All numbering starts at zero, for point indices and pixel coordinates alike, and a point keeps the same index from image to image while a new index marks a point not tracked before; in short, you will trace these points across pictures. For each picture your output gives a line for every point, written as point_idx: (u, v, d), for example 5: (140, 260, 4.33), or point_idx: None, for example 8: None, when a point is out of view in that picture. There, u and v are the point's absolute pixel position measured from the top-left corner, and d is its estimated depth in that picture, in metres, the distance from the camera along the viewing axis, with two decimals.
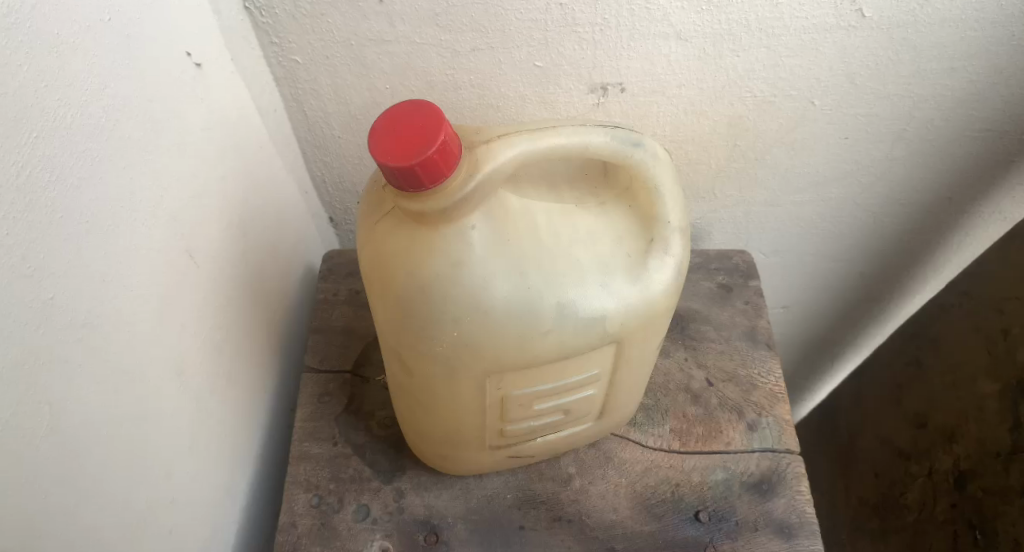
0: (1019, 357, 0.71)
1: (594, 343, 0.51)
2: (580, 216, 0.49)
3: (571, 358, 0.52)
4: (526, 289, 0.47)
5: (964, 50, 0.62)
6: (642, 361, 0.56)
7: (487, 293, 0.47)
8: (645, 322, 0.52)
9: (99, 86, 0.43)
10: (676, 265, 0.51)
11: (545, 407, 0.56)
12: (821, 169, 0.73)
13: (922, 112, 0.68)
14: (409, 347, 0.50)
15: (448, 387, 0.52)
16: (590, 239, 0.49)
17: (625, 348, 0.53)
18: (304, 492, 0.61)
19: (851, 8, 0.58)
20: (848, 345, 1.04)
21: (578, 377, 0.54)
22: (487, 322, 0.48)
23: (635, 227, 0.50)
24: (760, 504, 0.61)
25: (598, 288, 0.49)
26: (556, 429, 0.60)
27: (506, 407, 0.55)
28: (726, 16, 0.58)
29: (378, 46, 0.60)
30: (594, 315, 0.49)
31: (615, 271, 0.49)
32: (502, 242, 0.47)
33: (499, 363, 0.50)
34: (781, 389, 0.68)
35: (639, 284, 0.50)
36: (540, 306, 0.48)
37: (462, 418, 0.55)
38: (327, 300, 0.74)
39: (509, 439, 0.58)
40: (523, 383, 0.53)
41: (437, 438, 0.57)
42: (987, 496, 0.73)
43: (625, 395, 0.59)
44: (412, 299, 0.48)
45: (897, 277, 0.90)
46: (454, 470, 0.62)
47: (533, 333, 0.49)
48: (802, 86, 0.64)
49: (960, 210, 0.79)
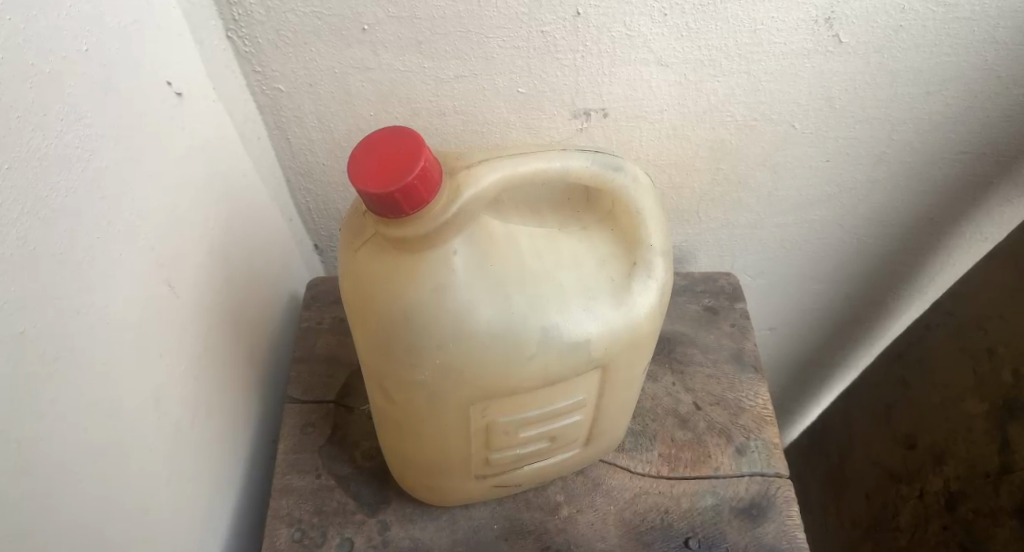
0: (1004, 376, 0.71)
1: (581, 368, 0.51)
2: (563, 239, 0.49)
3: (559, 385, 0.51)
4: (511, 312, 0.47)
5: (939, 75, 0.63)
6: (631, 386, 0.56)
7: (469, 318, 0.47)
8: (630, 345, 0.51)
9: (73, 116, 0.43)
10: (660, 286, 0.51)
11: (532, 433, 0.55)
12: (804, 191, 0.74)
13: (900, 135, 0.68)
14: (392, 373, 0.49)
15: (432, 414, 0.51)
16: (574, 263, 0.49)
17: (612, 376, 0.53)
18: (287, 526, 0.60)
19: (829, 33, 0.59)
20: (835, 367, 1.04)
21: (563, 403, 0.54)
22: (470, 347, 0.47)
23: (619, 250, 0.50)
24: (750, 529, 0.60)
25: (582, 310, 0.48)
26: (543, 456, 0.59)
27: (492, 434, 0.54)
28: (705, 42, 0.59)
29: (361, 73, 0.60)
30: (578, 338, 0.49)
31: (602, 296, 0.49)
32: (484, 266, 0.47)
33: (485, 389, 0.50)
34: (769, 412, 0.67)
35: (623, 306, 0.49)
36: (524, 330, 0.48)
37: (447, 445, 0.54)
38: (311, 329, 0.73)
39: (495, 466, 0.58)
40: (510, 409, 0.52)
41: (423, 466, 0.56)
42: (979, 517, 0.72)
43: (613, 420, 0.59)
44: (394, 322, 0.47)
45: (882, 300, 0.90)
46: (439, 500, 0.61)
47: (518, 357, 0.48)
48: (784, 110, 0.65)
49: (941, 231, 0.79)
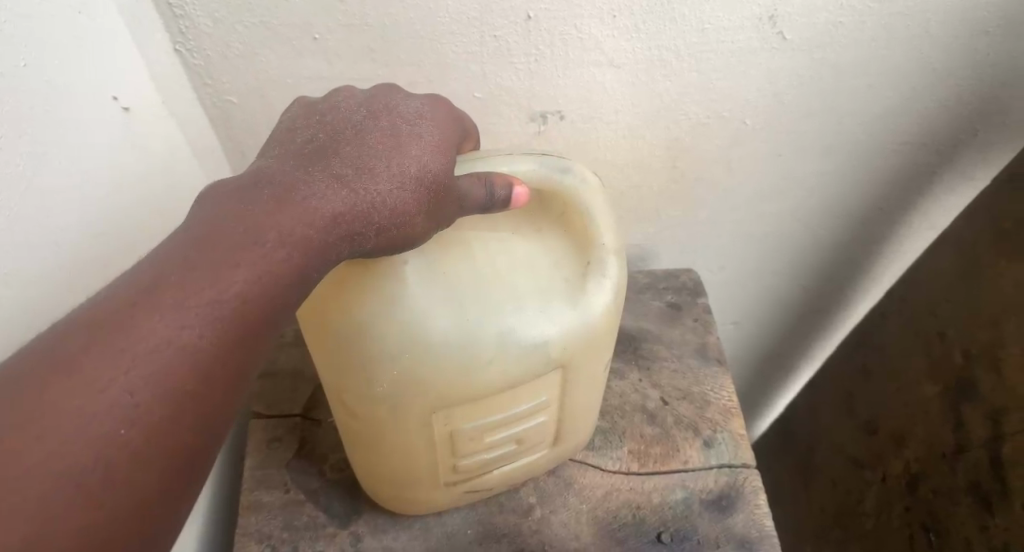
0: (955, 358, 0.73)
1: (539, 372, 0.51)
2: (517, 245, 0.50)
3: (519, 389, 0.52)
4: (465, 319, 0.47)
5: (880, 68, 0.65)
6: (593, 385, 0.56)
7: (424, 328, 0.47)
8: (588, 344, 0.52)
9: (16, 134, 0.41)
10: (614, 285, 0.51)
11: (498, 438, 0.56)
12: (758, 186, 0.75)
13: (847, 128, 0.70)
14: (352, 387, 0.49)
15: (395, 426, 0.51)
16: (526, 267, 0.49)
17: (571, 377, 0.54)
18: (256, 543, 0.59)
19: (773, 30, 0.60)
20: (797, 358, 1.07)
21: (528, 405, 0.54)
22: (427, 357, 0.47)
23: (571, 251, 0.51)
24: (720, 520, 0.61)
25: (537, 313, 0.49)
26: (512, 459, 0.59)
27: (458, 442, 0.54)
28: (656, 42, 0.60)
29: (314, 83, 0.60)
30: (536, 340, 0.49)
31: (556, 299, 0.50)
32: (438, 276, 0.47)
33: (443, 397, 0.50)
34: (734, 404, 0.68)
35: (578, 306, 0.50)
36: (479, 336, 0.48)
37: (415, 455, 0.54)
38: (274, 344, 0.72)
39: (462, 473, 0.57)
40: (473, 415, 0.53)
41: (392, 479, 0.56)
42: (938, 497, 0.74)
43: (580, 418, 0.59)
44: (350, 335, 0.47)
45: (839, 290, 0.93)
46: (408, 510, 0.60)
47: (477, 363, 0.48)
48: (734, 107, 0.66)
49: (891, 220, 0.82)
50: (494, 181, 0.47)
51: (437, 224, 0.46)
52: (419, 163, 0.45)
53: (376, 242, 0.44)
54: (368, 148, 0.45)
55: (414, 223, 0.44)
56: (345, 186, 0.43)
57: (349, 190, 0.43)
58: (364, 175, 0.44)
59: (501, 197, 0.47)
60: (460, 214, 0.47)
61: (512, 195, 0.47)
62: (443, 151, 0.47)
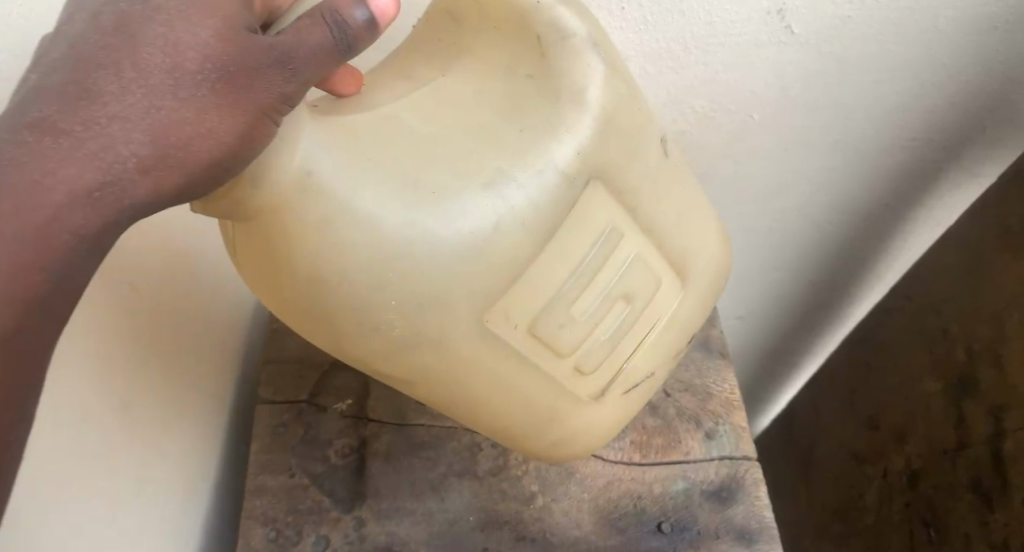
0: (957, 355, 0.74)
1: (577, 192, 0.41)
2: (459, 92, 0.41)
3: (563, 246, 0.41)
4: (439, 200, 0.38)
5: (888, 63, 0.65)
6: (657, 182, 0.45)
7: (380, 214, 0.36)
8: (624, 126, 0.42)
9: None
10: (595, 62, 0.41)
11: (598, 327, 0.45)
12: (765, 181, 0.76)
13: (854, 123, 0.70)
14: (366, 343, 0.40)
15: (457, 356, 0.42)
16: (478, 111, 0.41)
17: (642, 176, 0.43)
18: (261, 526, 0.60)
19: (781, 24, 0.60)
20: (801, 353, 1.07)
21: (600, 250, 0.42)
22: (417, 245, 0.37)
23: (525, 73, 0.42)
24: (720, 512, 0.61)
25: (527, 148, 0.39)
26: (620, 343, 0.47)
27: (541, 345, 0.43)
28: (664, 34, 0.60)
29: None
30: (547, 163, 0.39)
31: (549, 119, 0.40)
32: (352, 152, 0.36)
33: (478, 302, 0.40)
34: (735, 397, 0.69)
35: (577, 110, 0.40)
36: (467, 194, 0.38)
37: (513, 386, 0.44)
38: (279, 330, 0.73)
39: (598, 376, 0.47)
40: (535, 299, 0.42)
41: (506, 423, 0.47)
42: (938, 493, 0.74)
43: (690, 237, 0.47)
44: (315, 296, 0.38)
45: (844, 286, 0.93)
46: (596, 436, 0.50)
47: (491, 232, 0.39)
48: (740, 101, 0.66)
49: (897, 215, 0.82)
50: (328, 11, 0.31)
51: (281, 105, 0.32)
52: (182, 40, 0.29)
53: (200, 164, 0.30)
54: (88, 65, 0.29)
55: (234, 125, 0.30)
56: (55, 133, 0.27)
57: (116, 125, 0.28)
58: (86, 105, 0.28)
59: (361, 26, 0.31)
60: (292, 87, 0.31)
61: (372, 13, 0.32)
62: (217, 21, 0.30)
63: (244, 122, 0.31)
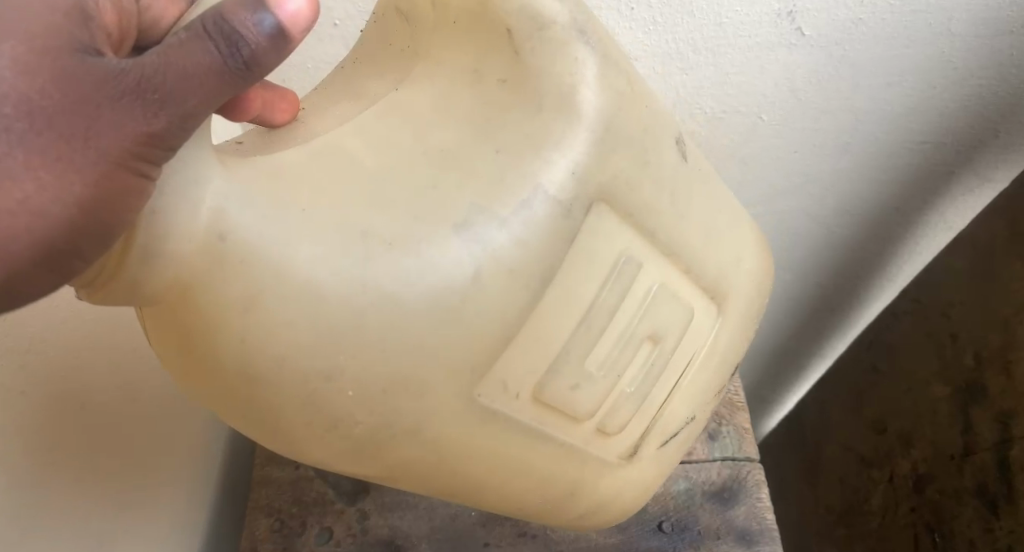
0: (965, 360, 0.73)
1: (576, 220, 0.35)
2: (422, 104, 0.36)
3: (568, 291, 0.36)
4: (400, 251, 0.32)
5: (899, 66, 0.64)
6: (675, 195, 0.40)
7: (325, 277, 0.31)
8: (626, 133, 0.37)
9: None
10: (580, 56, 0.36)
11: (615, 387, 0.41)
12: (774, 182, 0.75)
13: (864, 126, 0.70)
14: (317, 431, 0.35)
15: (447, 444, 0.37)
16: (445, 126, 0.35)
17: (660, 182, 0.39)
18: (266, 517, 0.61)
19: (791, 26, 0.60)
20: (809, 356, 1.07)
21: (612, 301, 0.38)
22: (373, 309, 0.32)
23: (496, 77, 0.36)
24: (721, 512, 0.61)
25: (508, 178, 0.34)
26: (645, 399, 0.43)
27: (555, 417, 0.39)
28: (674, 34, 0.60)
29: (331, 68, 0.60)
30: (531, 197, 0.34)
31: (532, 130, 0.35)
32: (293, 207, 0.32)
33: (470, 364, 0.35)
34: (739, 398, 0.70)
35: (566, 125, 0.35)
36: (442, 239, 0.33)
37: (534, 466, 0.41)
38: None
39: (628, 433, 0.43)
40: (543, 362, 0.37)
41: (533, 497, 0.43)
42: (943, 498, 0.74)
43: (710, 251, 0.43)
44: (263, 392, 0.33)
45: (853, 288, 0.92)
46: (636, 486, 0.46)
47: (471, 281, 0.34)
48: (750, 102, 0.66)
49: (908, 220, 0.81)
50: (212, 20, 0.24)
51: (149, 148, 0.25)
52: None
53: (27, 246, 0.24)
54: None
55: (81, 184, 0.24)
56: None
57: None
58: None
59: (260, 37, 0.25)
60: (159, 122, 0.25)
61: (278, 19, 0.25)
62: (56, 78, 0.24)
63: (96, 175, 0.24)
